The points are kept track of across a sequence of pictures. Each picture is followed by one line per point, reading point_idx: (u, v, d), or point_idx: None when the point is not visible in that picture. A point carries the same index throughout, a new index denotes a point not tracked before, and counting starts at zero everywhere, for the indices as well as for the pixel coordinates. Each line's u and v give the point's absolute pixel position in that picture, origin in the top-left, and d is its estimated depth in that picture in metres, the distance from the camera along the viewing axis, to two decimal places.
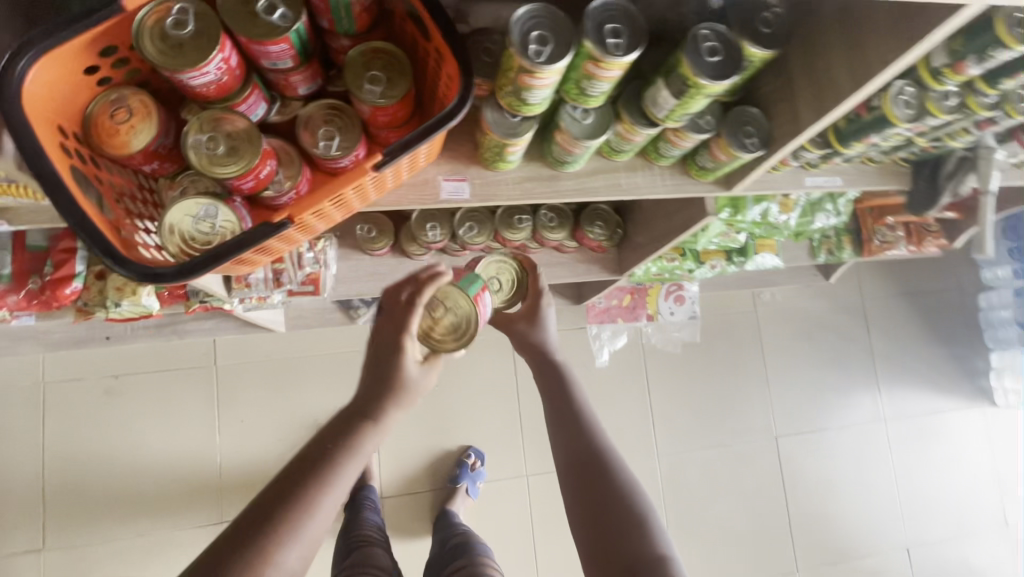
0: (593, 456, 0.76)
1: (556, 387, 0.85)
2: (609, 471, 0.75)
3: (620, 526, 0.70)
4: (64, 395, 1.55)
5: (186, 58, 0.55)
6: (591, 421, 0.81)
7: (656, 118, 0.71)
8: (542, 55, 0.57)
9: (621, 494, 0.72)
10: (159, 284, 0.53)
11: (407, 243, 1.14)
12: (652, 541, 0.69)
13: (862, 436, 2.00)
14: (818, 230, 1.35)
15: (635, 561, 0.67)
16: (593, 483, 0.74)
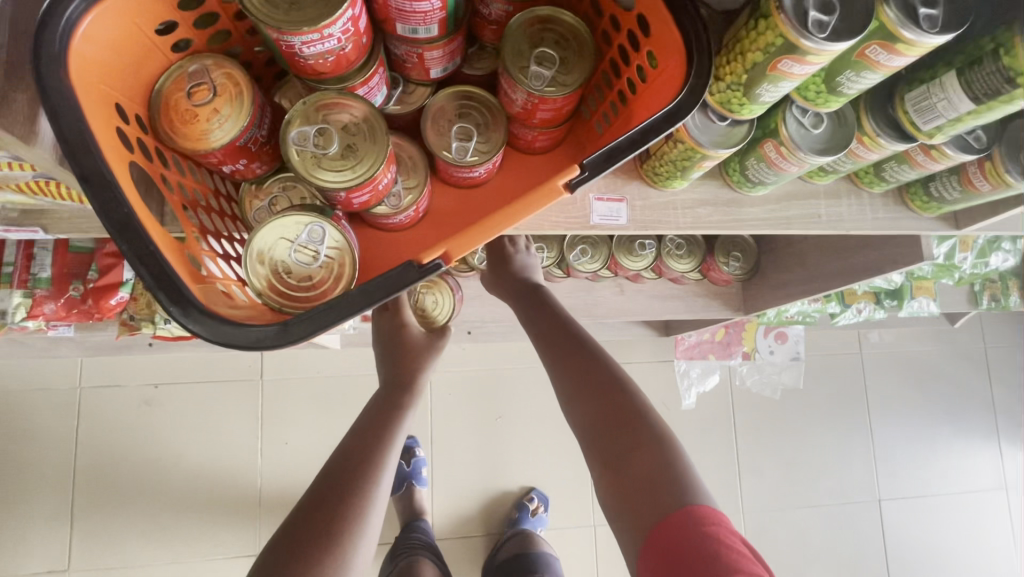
0: (575, 352, 0.69)
1: (529, 299, 0.78)
2: (595, 364, 0.68)
3: (612, 415, 0.64)
4: (101, 402, 1.43)
5: (299, 14, 0.38)
6: (569, 320, 0.74)
7: (915, 131, 0.50)
8: (825, 29, 0.38)
9: (610, 383, 0.66)
10: (248, 349, 0.35)
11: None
12: (647, 423, 0.63)
13: (978, 504, 1.73)
14: (987, 273, 1.11)
15: (631, 445, 0.62)
16: (581, 377, 0.67)
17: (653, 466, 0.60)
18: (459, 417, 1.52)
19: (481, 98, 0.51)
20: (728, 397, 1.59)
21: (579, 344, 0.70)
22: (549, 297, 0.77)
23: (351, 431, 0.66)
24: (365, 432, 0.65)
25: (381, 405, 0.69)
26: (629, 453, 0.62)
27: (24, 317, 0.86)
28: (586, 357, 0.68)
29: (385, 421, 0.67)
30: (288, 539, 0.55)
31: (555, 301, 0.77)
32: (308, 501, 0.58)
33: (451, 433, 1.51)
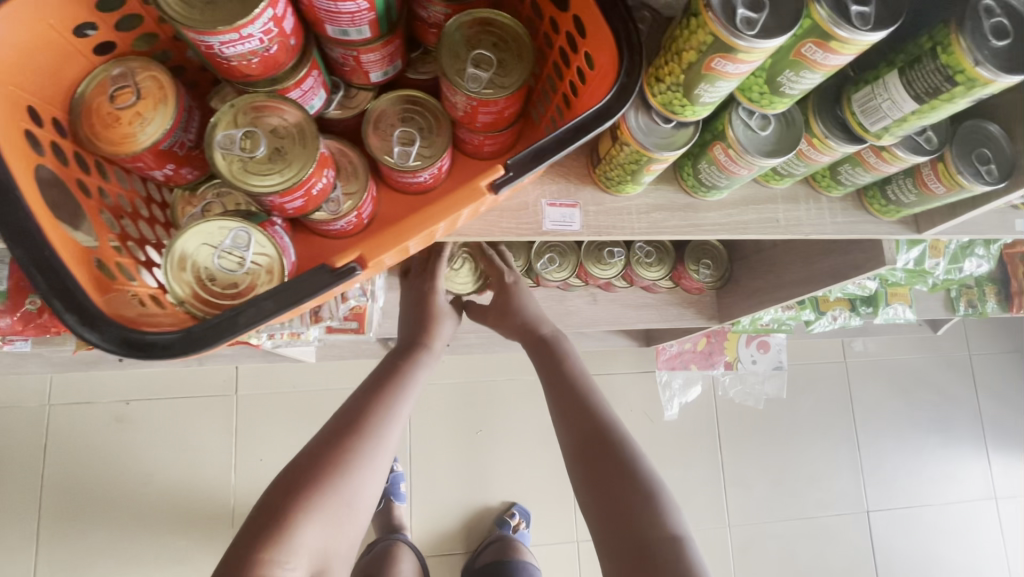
0: (596, 429, 0.68)
1: (551, 361, 0.77)
2: (614, 445, 0.66)
3: (630, 504, 0.62)
4: (70, 420, 1.40)
5: (217, 12, 0.37)
6: (593, 389, 0.73)
7: (864, 133, 0.50)
8: (755, 26, 0.38)
9: (628, 470, 0.64)
10: (149, 359, 0.34)
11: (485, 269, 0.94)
12: (665, 519, 0.61)
13: (968, 515, 1.71)
14: (962, 279, 1.10)
15: (648, 543, 0.60)
16: (600, 461, 0.65)
17: (667, 564, 0.58)
18: (438, 431, 1.50)
19: (423, 101, 0.50)
20: (711, 408, 1.57)
21: (601, 421, 0.68)
22: (572, 361, 0.77)
23: (365, 385, 0.69)
24: (376, 389, 0.68)
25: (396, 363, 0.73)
26: (645, 551, 0.59)
27: None
28: (607, 433, 0.67)
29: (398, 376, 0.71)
30: (292, 475, 0.58)
31: (577, 366, 0.76)
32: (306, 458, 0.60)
33: (430, 448, 1.49)
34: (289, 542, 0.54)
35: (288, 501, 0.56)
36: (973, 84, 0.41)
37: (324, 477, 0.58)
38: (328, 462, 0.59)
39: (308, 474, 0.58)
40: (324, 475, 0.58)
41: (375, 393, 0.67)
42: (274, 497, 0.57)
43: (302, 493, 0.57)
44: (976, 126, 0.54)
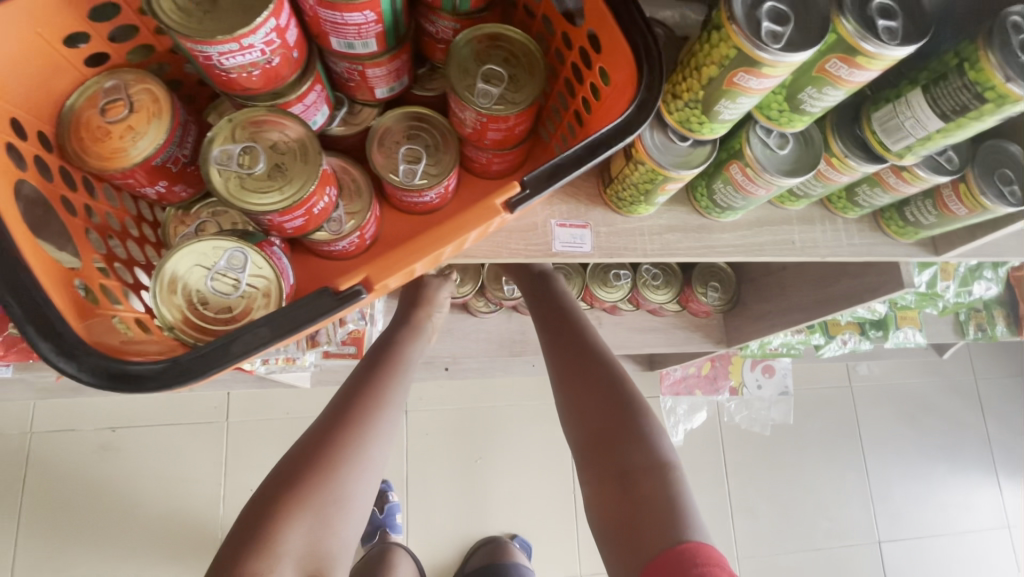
0: (585, 363, 0.68)
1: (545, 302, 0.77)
2: (601, 378, 0.67)
3: (614, 435, 0.63)
4: (52, 449, 1.34)
5: (216, 26, 0.35)
6: (583, 326, 0.73)
7: (884, 151, 0.48)
8: (780, 40, 0.36)
9: (615, 399, 0.65)
10: (130, 392, 0.31)
11: (491, 285, 0.92)
12: (651, 448, 0.62)
13: (981, 545, 1.66)
14: (971, 302, 1.09)
15: (632, 472, 0.60)
16: (585, 395, 0.66)
17: (653, 491, 0.59)
18: (436, 459, 1.45)
19: (430, 118, 0.48)
20: (717, 434, 1.54)
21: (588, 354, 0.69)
22: (565, 303, 0.76)
23: (356, 368, 0.69)
24: (364, 373, 0.67)
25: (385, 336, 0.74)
26: (630, 479, 0.60)
27: None
28: (594, 369, 0.67)
29: (388, 351, 0.71)
30: (291, 451, 0.60)
31: (569, 306, 0.76)
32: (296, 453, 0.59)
33: (428, 477, 1.43)
34: (278, 543, 0.55)
35: (286, 474, 0.58)
36: (1004, 101, 0.40)
37: (313, 452, 0.59)
38: (320, 433, 0.60)
39: (299, 451, 0.59)
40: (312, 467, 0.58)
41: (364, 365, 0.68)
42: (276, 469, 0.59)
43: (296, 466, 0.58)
44: (997, 147, 0.53)
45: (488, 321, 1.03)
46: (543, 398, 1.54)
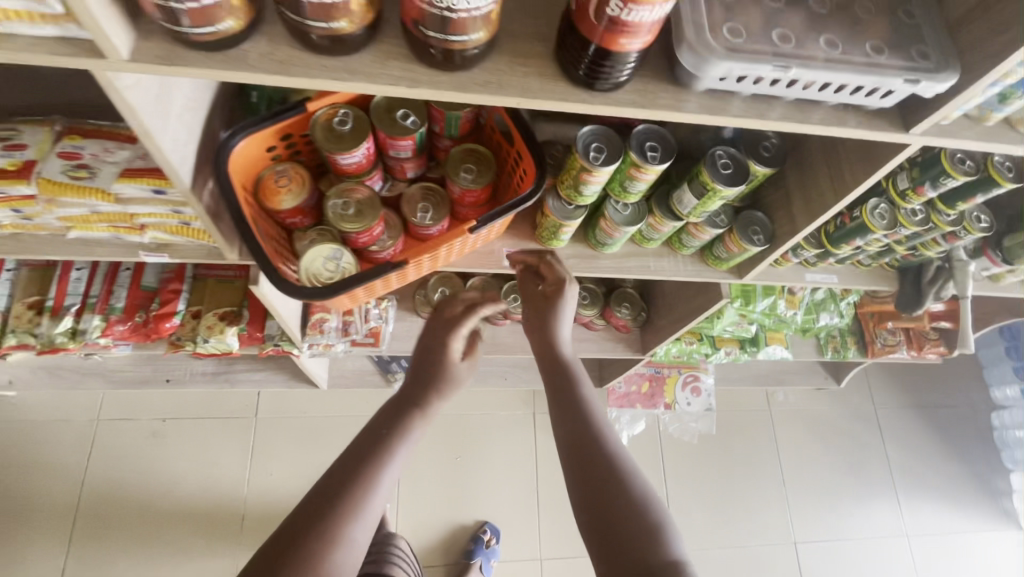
0: (601, 456, 0.73)
1: (564, 390, 0.81)
2: (618, 474, 0.71)
3: (629, 531, 0.67)
4: (113, 433, 1.66)
5: (343, 146, 0.76)
6: (599, 420, 0.78)
7: (680, 213, 0.90)
8: (598, 159, 0.78)
9: (626, 494, 0.69)
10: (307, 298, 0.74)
11: (471, 297, 1.27)
12: (667, 546, 0.66)
13: (883, 549, 1.95)
14: (825, 328, 1.48)
15: (649, 568, 0.64)
16: (595, 484, 0.71)
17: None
18: (424, 455, 1.77)
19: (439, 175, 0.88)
20: (655, 442, 1.87)
21: (604, 446, 0.74)
22: (583, 390, 0.81)
23: (358, 443, 0.73)
24: (368, 448, 0.72)
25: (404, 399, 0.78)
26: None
27: (97, 334, 1.19)
28: (611, 463, 0.72)
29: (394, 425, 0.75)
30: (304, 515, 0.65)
31: (585, 394, 0.80)
32: (306, 515, 0.65)
33: (416, 470, 1.75)
34: None
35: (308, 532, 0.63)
36: (716, 190, 0.82)
37: (322, 533, 0.63)
38: (332, 506, 0.65)
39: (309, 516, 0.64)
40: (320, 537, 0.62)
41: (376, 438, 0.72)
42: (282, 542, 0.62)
43: (318, 522, 0.63)
44: (750, 214, 0.94)
45: None
46: (514, 408, 1.88)
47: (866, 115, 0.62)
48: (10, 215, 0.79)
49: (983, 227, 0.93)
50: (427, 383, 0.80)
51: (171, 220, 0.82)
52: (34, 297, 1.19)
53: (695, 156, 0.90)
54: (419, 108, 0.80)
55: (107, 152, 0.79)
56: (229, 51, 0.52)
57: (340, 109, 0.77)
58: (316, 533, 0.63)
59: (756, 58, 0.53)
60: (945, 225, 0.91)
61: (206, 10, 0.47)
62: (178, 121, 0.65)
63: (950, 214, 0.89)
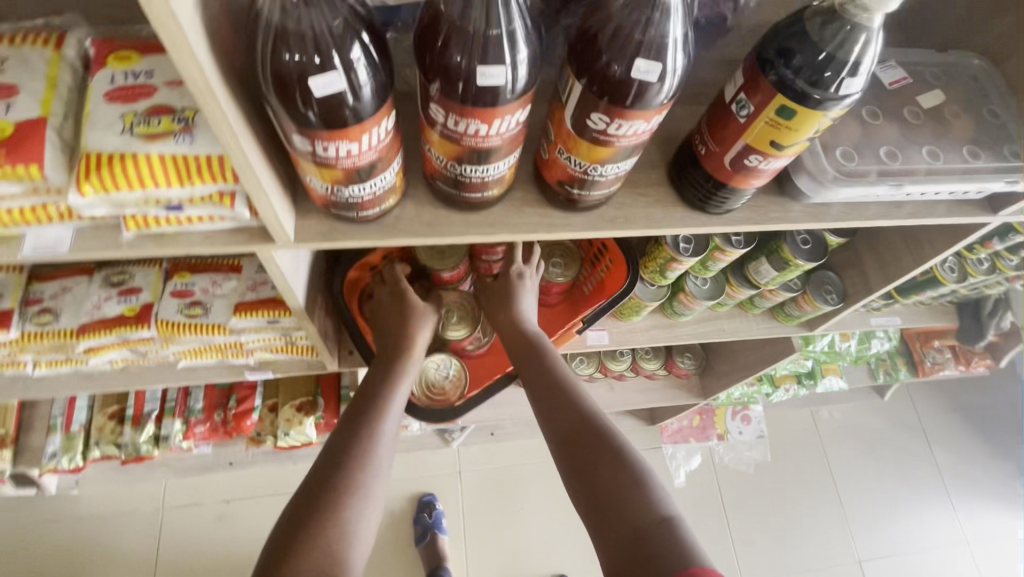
0: (586, 426, 0.72)
1: (533, 368, 0.80)
2: (598, 440, 0.70)
3: (613, 493, 0.65)
4: (179, 521, 1.65)
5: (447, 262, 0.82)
6: (576, 393, 0.76)
7: (757, 281, 0.93)
8: (687, 250, 0.82)
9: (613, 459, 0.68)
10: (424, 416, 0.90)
11: None
12: (655, 502, 0.64)
13: (946, 557, 1.96)
14: (876, 353, 1.51)
15: (639, 526, 0.62)
16: (583, 452, 0.70)
17: (661, 542, 0.60)
18: (487, 510, 1.77)
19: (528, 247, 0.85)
20: (711, 474, 1.89)
21: (579, 415, 0.74)
22: (556, 364, 0.80)
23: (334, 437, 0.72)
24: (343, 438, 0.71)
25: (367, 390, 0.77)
26: (636, 537, 0.61)
27: (180, 438, 1.21)
28: (588, 433, 0.71)
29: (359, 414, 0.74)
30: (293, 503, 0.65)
31: (562, 370, 0.79)
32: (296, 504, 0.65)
33: (481, 527, 1.75)
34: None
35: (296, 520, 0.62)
36: (797, 264, 0.85)
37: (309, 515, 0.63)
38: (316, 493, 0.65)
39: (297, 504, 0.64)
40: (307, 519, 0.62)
41: (350, 433, 0.71)
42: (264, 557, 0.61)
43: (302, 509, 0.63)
44: (822, 274, 0.97)
45: None
46: None
47: (959, 204, 0.65)
48: (125, 352, 0.82)
49: None
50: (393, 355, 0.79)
51: (277, 341, 0.84)
52: (114, 405, 1.21)
53: None
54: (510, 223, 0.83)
55: (215, 284, 0.81)
56: (380, 220, 0.56)
57: None
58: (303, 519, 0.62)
59: (865, 182, 0.59)
60: (1011, 270, 0.93)
61: (376, 197, 0.50)
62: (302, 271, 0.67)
63: (1014, 259, 0.92)
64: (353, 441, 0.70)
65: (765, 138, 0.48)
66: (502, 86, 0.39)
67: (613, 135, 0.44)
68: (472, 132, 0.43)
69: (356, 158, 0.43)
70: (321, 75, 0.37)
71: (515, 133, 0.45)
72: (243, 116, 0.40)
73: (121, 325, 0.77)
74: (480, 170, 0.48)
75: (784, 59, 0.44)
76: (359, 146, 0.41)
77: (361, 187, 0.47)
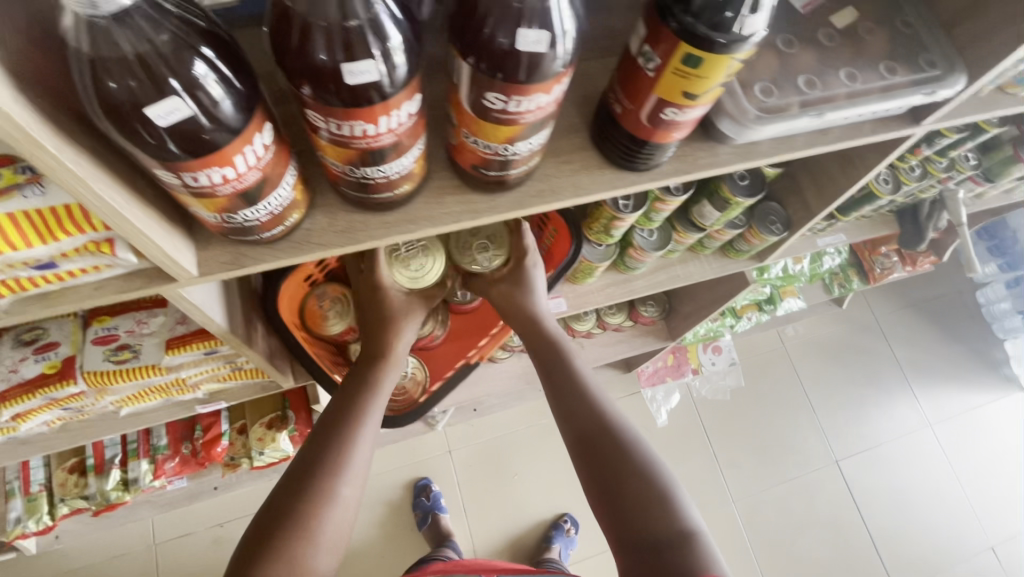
0: (607, 429, 0.71)
1: (553, 364, 0.79)
2: (612, 442, 0.70)
3: (632, 505, 0.66)
4: (175, 554, 1.62)
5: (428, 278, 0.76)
6: (595, 392, 0.75)
7: (702, 224, 0.92)
8: (627, 207, 0.80)
9: (631, 467, 0.68)
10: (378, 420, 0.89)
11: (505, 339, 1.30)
12: (674, 516, 0.64)
13: (913, 442, 2.10)
14: (828, 270, 1.55)
15: (657, 543, 0.63)
16: (604, 456, 0.69)
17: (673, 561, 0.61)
18: (484, 481, 1.80)
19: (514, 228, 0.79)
20: (690, 408, 1.97)
21: (597, 414, 0.73)
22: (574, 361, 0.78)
23: (304, 444, 0.70)
24: (317, 446, 0.69)
25: (347, 397, 0.74)
26: (653, 552, 0.63)
27: (150, 478, 1.17)
28: (604, 432, 0.71)
29: (337, 423, 0.71)
30: (259, 518, 0.63)
31: (580, 370, 0.78)
32: (259, 518, 0.63)
33: (480, 499, 1.78)
34: None
35: (261, 536, 0.61)
36: (738, 202, 0.84)
37: (277, 533, 0.61)
38: (280, 510, 0.63)
39: (261, 520, 0.63)
40: (279, 539, 0.61)
41: (329, 443, 0.69)
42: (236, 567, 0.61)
43: (271, 525, 0.62)
44: (765, 206, 0.97)
45: (505, 363, 1.44)
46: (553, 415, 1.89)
47: (884, 121, 0.64)
48: (59, 409, 0.77)
49: (972, 164, 0.99)
50: (372, 347, 0.78)
51: (222, 370, 0.80)
52: (72, 459, 1.16)
53: None
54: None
55: (141, 324, 0.75)
56: (291, 236, 0.51)
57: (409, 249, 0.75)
58: (269, 536, 0.61)
59: (788, 116, 0.58)
60: (940, 172, 0.95)
61: (277, 215, 0.46)
62: (225, 312, 0.63)
63: (943, 162, 0.94)
64: (321, 450, 0.68)
65: (677, 90, 0.45)
66: (377, 80, 0.36)
67: (515, 113, 0.41)
68: (359, 134, 0.39)
69: (237, 182, 0.39)
70: (161, 101, 0.32)
71: (409, 127, 0.41)
72: (91, 157, 0.36)
73: (45, 385, 0.72)
74: (381, 170, 0.45)
75: (682, 4, 0.42)
76: (235, 171, 0.37)
77: (254, 210, 0.43)
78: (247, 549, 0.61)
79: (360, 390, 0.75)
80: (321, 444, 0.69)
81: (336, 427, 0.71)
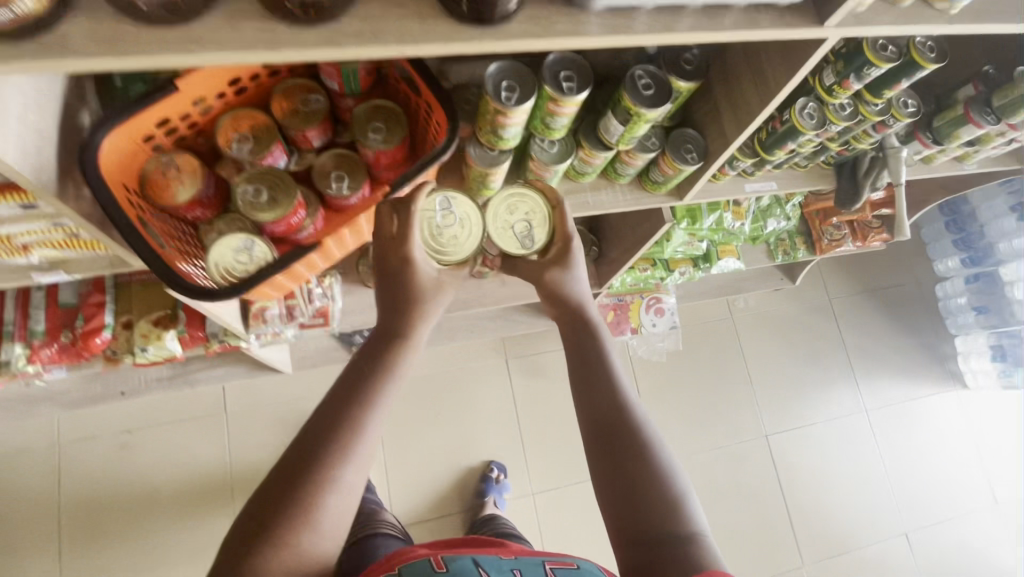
0: (628, 422, 0.67)
1: (582, 349, 0.74)
2: (632, 439, 0.66)
3: (647, 506, 0.62)
4: (75, 456, 1.57)
5: (458, 253, 0.70)
6: (620, 381, 0.71)
7: (610, 141, 0.85)
8: (512, 99, 0.72)
9: (649, 465, 0.64)
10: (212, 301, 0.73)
11: None
12: (683, 517, 0.61)
13: (847, 427, 2.09)
14: (773, 233, 1.50)
15: (666, 543, 0.60)
16: (624, 452, 0.65)
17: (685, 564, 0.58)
18: (407, 416, 1.76)
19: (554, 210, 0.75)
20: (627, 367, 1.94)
21: (620, 406, 0.68)
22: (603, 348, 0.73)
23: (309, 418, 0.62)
24: (324, 423, 0.61)
25: (363, 369, 0.66)
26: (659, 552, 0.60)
27: (24, 362, 1.11)
28: (626, 428, 0.66)
29: (349, 398, 0.63)
30: (259, 500, 0.56)
31: (609, 357, 0.73)
32: (258, 500, 0.56)
33: (400, 433, 1.74)
34: None
35: (263, 520, 0.55)
36: (640, 113, 0.76)
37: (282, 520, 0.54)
38: (281, 491, 0.56)
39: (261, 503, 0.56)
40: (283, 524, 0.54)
41: (341, 421, 0.61)
42: (234, 536, 0.55)
43: (274, 509, 0.55)
44: (681, 132, 0.90)
45: None
46: (484, 358, 1.86)
47: (782, 12, 0.58)
48: None
49: (910, 112, 0.94)
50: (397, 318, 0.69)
51: (56, 233, 0.74)
52: None
53: (616, 81, 0.84)
54: (529, 186, 0.75)
55: None
56: (42, 38, 0.44)
57: (449, 207, 0.70)
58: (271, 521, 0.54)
59: None
60: (874, 116, 0.89)
61: None
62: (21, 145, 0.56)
63: (878, 104, 0.87)
64: (332, 427, 0.60)
65: None
66: None
67: None
68: None
69: None
70: None
71: None
72: None
73: None
74: None
75: None
76: None
77: None
78: (246, 535, 0.55)
79: (370, 359, 0.67)
80: (328, 418, 0.61)
81: (347, 400, 0.63)
